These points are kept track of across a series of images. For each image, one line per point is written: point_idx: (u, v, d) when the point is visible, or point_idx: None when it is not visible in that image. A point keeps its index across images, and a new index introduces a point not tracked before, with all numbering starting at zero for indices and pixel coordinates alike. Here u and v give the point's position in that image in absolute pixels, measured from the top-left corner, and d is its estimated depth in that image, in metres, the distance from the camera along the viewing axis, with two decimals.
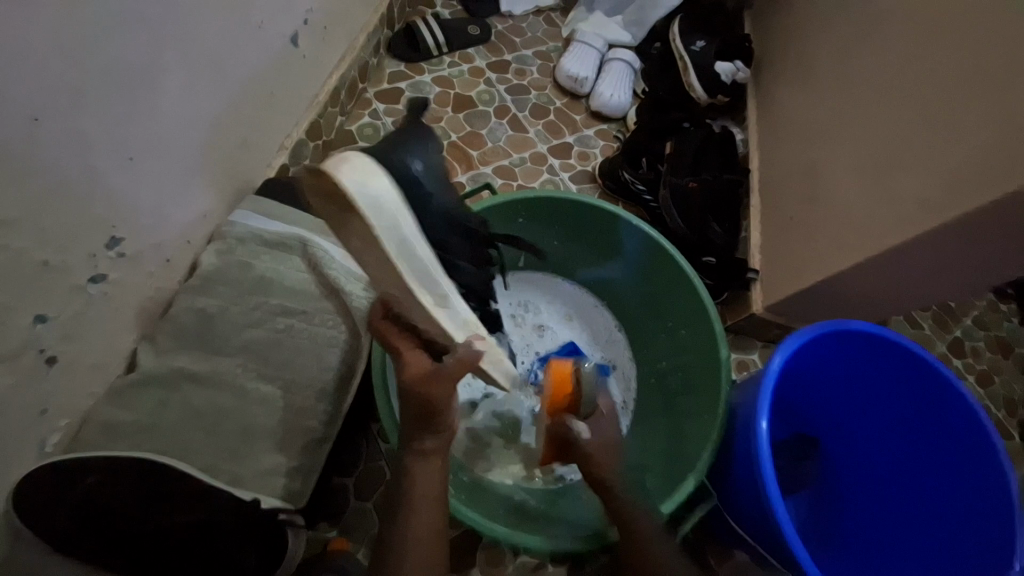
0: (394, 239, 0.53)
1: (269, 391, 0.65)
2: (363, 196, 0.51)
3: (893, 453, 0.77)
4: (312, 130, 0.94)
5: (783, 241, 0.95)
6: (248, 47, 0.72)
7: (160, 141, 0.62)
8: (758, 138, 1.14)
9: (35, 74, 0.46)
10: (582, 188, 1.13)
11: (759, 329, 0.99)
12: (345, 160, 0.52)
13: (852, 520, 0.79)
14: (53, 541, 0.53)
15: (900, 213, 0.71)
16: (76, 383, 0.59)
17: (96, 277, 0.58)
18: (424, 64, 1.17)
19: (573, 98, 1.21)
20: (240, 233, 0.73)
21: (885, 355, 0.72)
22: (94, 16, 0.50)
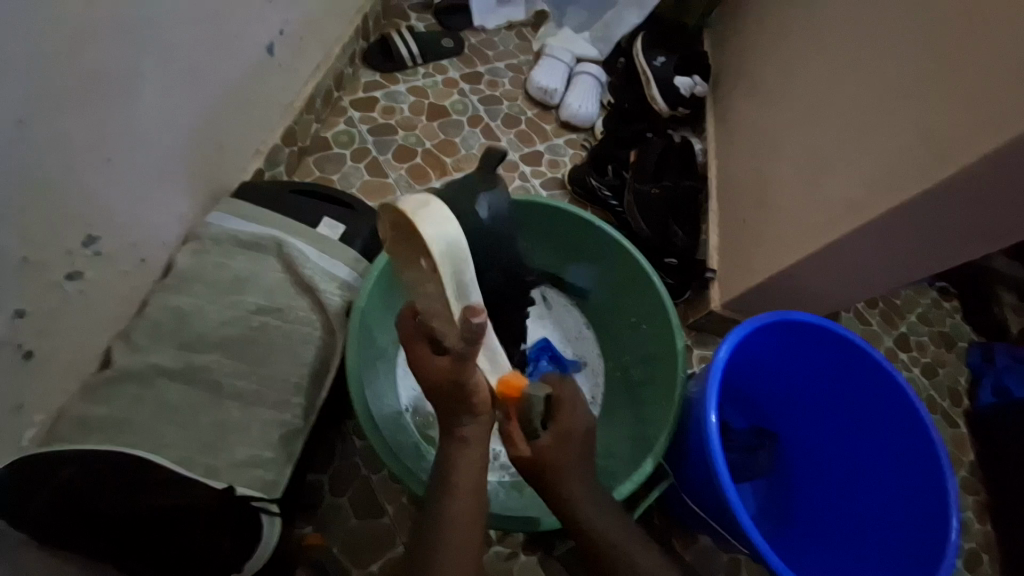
0: (452, 278, 0.47)
1: (243, 386, 0.67)
2: (437, 237, 0.45)
3: (838, 436, 0.83)
4: (287, 136, 0.97)
5: (737, 243, 1.02)
6: (225, 56, 0.75)
7: (139, 146, 0.64)
8: (716, 148, 1.21)
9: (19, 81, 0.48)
10: (552, 194, 1.18)
11: (719, 327, 1.06)
12: (426, 204, 0.47)
13: (803, 499, 0.86)
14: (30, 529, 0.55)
15: (835, 214, 0.78)
16: (51, 378, 0.61)
17: (72, 275, 0.59)
18: (398, 75, 1.21)
19: (543, 109, 1.27)
20: (217, 234, 0.76)
21: (826, 344, 0.78)
22: (78, 24, 0.52)
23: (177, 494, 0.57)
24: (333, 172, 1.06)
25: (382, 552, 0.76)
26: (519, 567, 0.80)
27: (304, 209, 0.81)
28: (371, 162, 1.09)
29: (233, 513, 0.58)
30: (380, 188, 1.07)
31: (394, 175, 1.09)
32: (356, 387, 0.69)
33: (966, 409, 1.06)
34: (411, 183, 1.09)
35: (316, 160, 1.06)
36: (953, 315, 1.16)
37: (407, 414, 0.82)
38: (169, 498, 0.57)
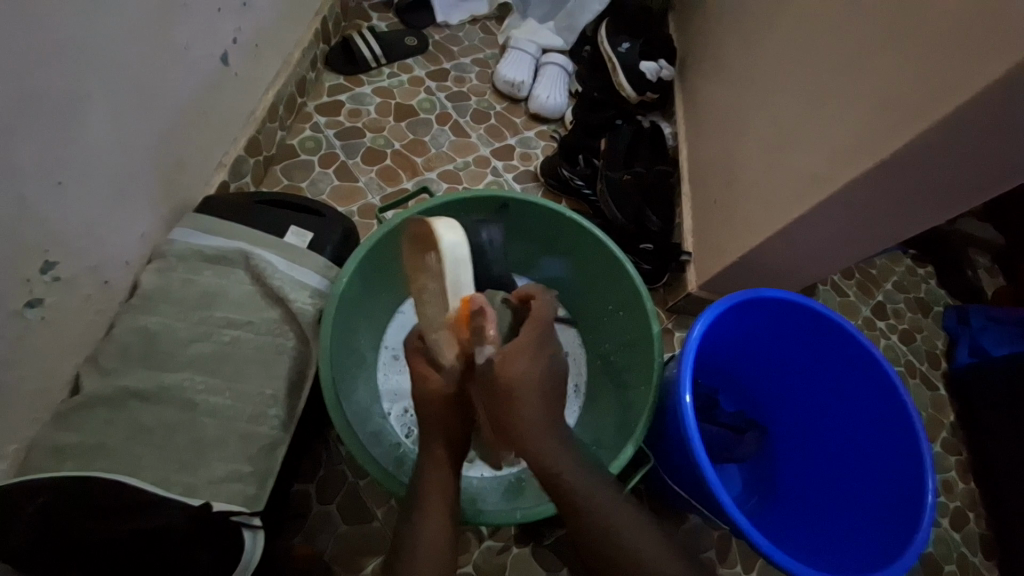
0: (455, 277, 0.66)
1: (218, 401, 0.66)
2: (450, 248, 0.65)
3: (817, 409, 0.85)
4: (251, 146, 0.96)
5: (711, 224, 1.03)
6: (177, 69, 0.73)
7: (89, 168, 0.63)
8: (686, 131, 1.22)
9: None
10: (526, 187, 1.17)
11: (698, 308, 1.07)
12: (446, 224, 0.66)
13: (785, 472, 0.87)
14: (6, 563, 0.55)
15: (800, 189, 0.79)
16: (19, 408, 0.60)
17: (33, 303, 0.58)
18: (363, 76, 1.20)
19: (512, 102, 1.26)
20: (181, 251, 0.75)
21: (800, 319, 0.79)
22: (14, 47, 0.50)
23: (156, 514, 0.57)
24: (302, 180, 1.05)
25: (373, 556, 0.76)
26: (512, 561, 0.81)
27: (270, 219, 0.80)
28: (340, 167, 1.08)
29: (210, 530, 0.58)
30: (350, 193, 1.06)
31: (364, 178, 1.08)
32: (332, 393, 0.68)
33: (943, 371, 1.09)
34: (382, 186, 1.08)
35: (284, 168, 1.05)
36: (928, 281, 1.18)
37: (391, 418, 0.82)
38: (146, 520, 0.56)
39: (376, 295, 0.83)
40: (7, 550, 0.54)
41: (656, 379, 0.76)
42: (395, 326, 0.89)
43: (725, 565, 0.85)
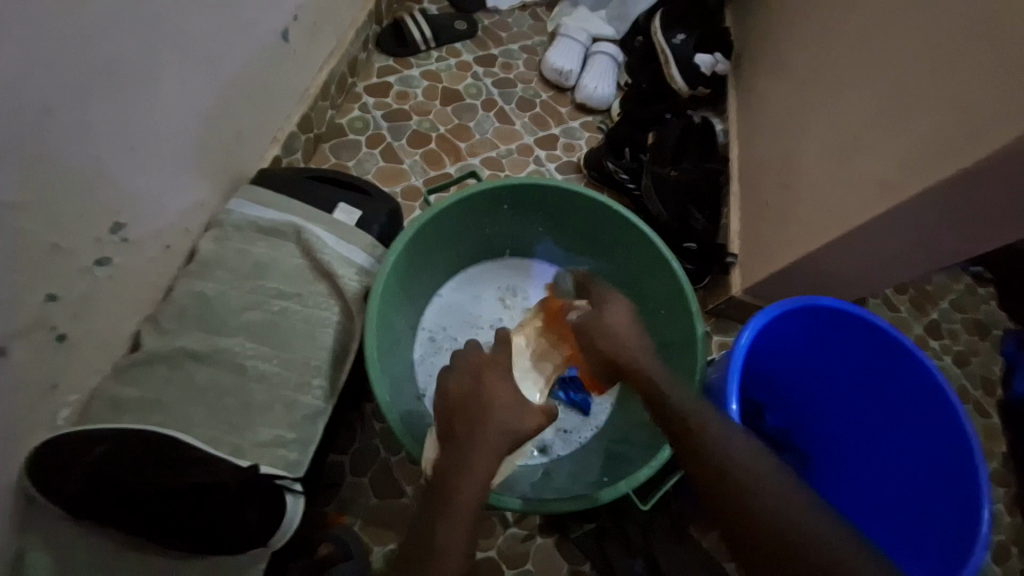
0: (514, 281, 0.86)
1: (267, 368, 0.69)
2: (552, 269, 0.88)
3: (866, 429, 0.81)
4: (303, 123, 0.98)
5: (760, 227, 1.00)
6: (241, 43, 0.75)
7: (157, 134, 0.65)
8: (738, 129, 1.18)
9: (42, 67, 0.48)
10: (568, 178, 1.16)
11: (738, 311, 1.04)
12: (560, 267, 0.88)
13: (828, 491, 0.84)
14: (67, 505, 0.57)
15: (864, 194, 0.75)
16: (86, 361, 0.63)
17: (102, 261, 0.61)
18: (412, 59, 1.20)
19: (558, 91, 1.25)
20: (238, 221, 0.77)
21: (852, 332, 0.77)
22: (97, 10, 0.52)
23: (207, 470, 0.59)
24: (349, 159, 1.06)
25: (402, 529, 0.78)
26: (536, 550, 0.81)
27: (321, 195, 0.82)
28: (385, 148, 1.09)
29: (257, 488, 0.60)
30: (395, 174, 1.07)
31: (409, 161, 1.09)
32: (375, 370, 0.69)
33: (999, 398, 1.03)
34: (426, 169, 1.09)
35: (332, 147, 1.06)
36: (989, 302, 1.11)
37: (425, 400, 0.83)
38: (200, 475, 0.59)
39: (419, 278, 0.84)
40: (72, 492, 0.57)
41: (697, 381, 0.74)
42: (434, 309, 0.90)
43: None
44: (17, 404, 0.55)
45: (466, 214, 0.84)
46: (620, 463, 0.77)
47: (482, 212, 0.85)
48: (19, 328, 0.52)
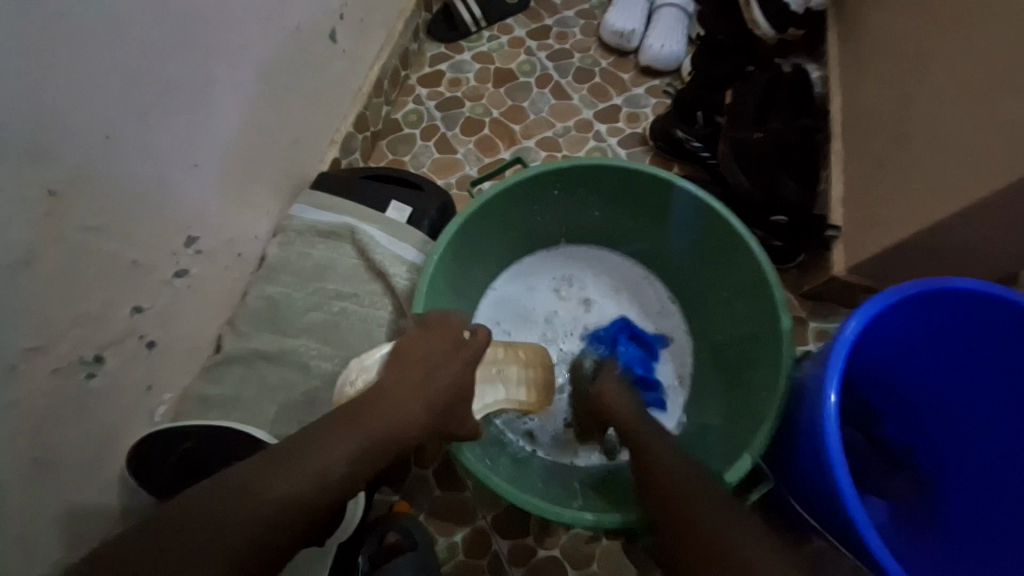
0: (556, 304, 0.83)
1: (329, 367, 0.73)
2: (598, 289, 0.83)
3: (1020, 447, 0.65)
4: (359, 123, 0.99)
5: (870, 192, 0.82)
6: (290, 51, 0.77)
7: (219, 152, 0.69)
8: (841, 75, 0.98)
9: (99, 97, 0.52)
10: (633, 152, 1.06)
11: (843, 294, 0.88)
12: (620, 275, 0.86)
13: (958, 515, 0.69)
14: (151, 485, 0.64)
15: (1020, 143, 0.58)
16: (176, 363, 0.69)
17: (180, 273, 0.67)
18: (463, 42, 1.16)
19: (620, 56, 1.13)
20: (299, 226, 0.80)
21: (1001, 321, 0.61)
22: (142, 37, 0.55)
23: None
24: (405, 154, 1.06)
25: (466, 521, 0.79)
26: (602, 553, 0.77)
27: (373, 194, 0.82)
28: (440, 139, 1.07)
29: None
30: (450, 165, 1.05)
31: (463, 150, 1.06)
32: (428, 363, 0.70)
33: None
34: (480, 157, 1.06)
35: (389, 143, 1.07)
36: None
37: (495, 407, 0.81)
38: None
39: (471, 273, 0.82)
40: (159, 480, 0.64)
41: (784, 381, 0.64)
42: (489, 303, 0.87)
43: None
44: (120, 404, 0.62)
45: (514, 202, 0.79)
46: None
47: (533, 200, 0.80)
48: (112, 337, 0.59)
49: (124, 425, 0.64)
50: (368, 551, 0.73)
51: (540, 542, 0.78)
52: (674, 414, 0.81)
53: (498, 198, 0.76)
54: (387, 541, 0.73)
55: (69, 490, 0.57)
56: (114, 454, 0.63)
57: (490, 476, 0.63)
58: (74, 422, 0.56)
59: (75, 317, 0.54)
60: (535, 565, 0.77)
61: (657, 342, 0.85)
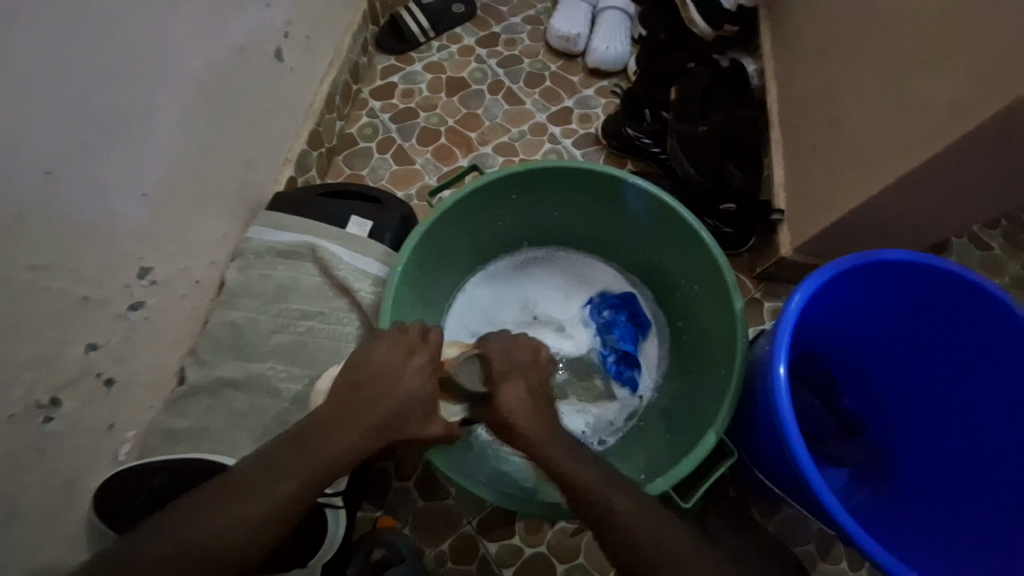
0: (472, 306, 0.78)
1: (299, 388, 0.72)
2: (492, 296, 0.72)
3: (954, 398, 0.70)
4: (313, 140, 0.98)
5: (807, 176, 0.88)
6: (235, 72, 0.76)
7: (169, 179, 0.68)
8: (774, 67, 1.04)
9: (34, 132, 0.51)
10: (587, 151, 1.09)
11: (792, 273, 0.93)
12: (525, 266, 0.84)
13: (908, 464, 0.74)
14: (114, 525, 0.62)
15: (931, 123, 0.64)
16: (136, 399, 0.67)
17: (135, 306, 0.65)
18: (414, 54, 1.17)
19: (568, 59, 1.17)
20: (257, 247, 0.79)
21: (928, 285, 0.66)
22: (77, 68, 0.54)
23: None
24: (363, 167, 1.06)
25: (451, 529, 0.80)
26: (587, 543, 0.79)
27: (332, 209, 0.82)
28: (396, 151, 1.08)
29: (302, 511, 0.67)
30: (409, 176, 1.05)
31: (421, 160, 1.07)
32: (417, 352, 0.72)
33: None
34: (438, 166, 1.07)
35: (345, 158, 1.06)
36: None
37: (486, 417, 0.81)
38: None
39: (436, 281, 0.83)
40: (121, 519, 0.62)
41: (741, 360, 0.67)
42: (458, 307, 0.88)
43: (827, 559, 0.79)
44: (79, 446, 0.60)
45: (473, 209, 0.80)
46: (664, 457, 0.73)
47: (492, 205, 0.81)
48: (67, 378, 0.57)
49: (87, 468, 0.61)
50: (356, 567, 0.73)
51: (527, 540, 0.79)
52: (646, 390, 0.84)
53: (456, 206, 0.77)
54: (375, 556, 0.73)
55: (30, 540, 0.55)
56: (77, 499, 0.61)
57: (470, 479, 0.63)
58: (32, 469, 0.54)
59: (27, 360, 0.52)
60: (523, 563, 0.78)
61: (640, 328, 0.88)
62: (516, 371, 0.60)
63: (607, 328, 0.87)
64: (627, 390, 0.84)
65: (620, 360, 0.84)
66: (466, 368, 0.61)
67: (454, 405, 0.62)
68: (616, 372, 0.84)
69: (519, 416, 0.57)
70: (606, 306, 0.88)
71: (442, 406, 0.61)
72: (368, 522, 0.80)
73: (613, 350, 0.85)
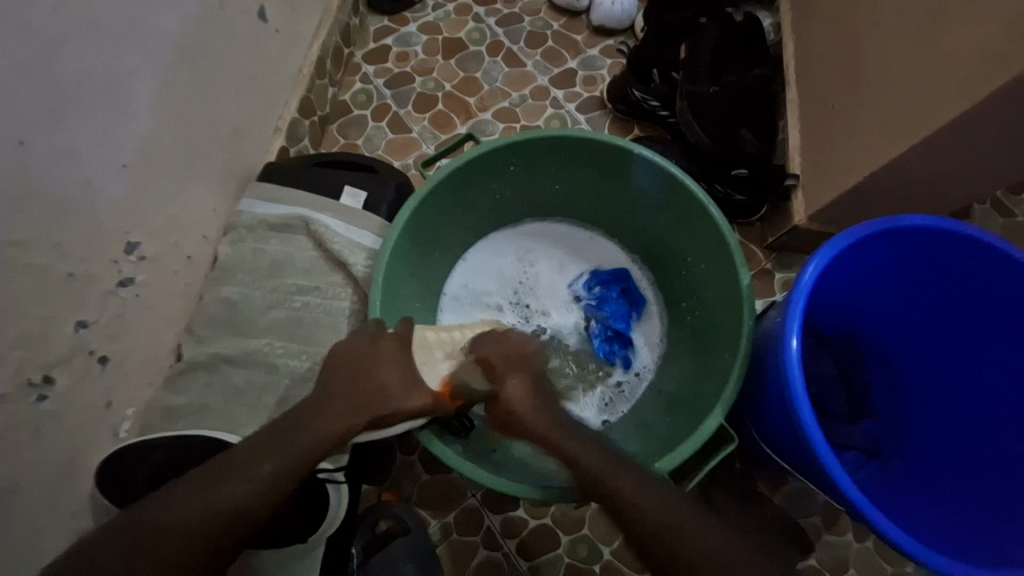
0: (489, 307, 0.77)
1: (297, 365, 0.71)
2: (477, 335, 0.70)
3: (973, 371, 0.68)
4: (304, 108, 0.94)
5: (823, 139, 0.83)
6: (215, 34, 0.72)
7: (151, 148, 0.65)
8: (793, 21, 0.97)
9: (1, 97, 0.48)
10: (592, 116, 1.04)
11: (804, 242, 0.90)
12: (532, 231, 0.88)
13: (919, 433, 0.73)
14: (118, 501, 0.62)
15: (963, 77, 0.59)
16: (133, 376, 0.67)
17: (125, 282, 0.63)
18: (408, 13, 1.10)
19: (572, 16, 1.10)
20: (249, 221, 0.77)
21: (951, 252, 0.63)
22: (43, 28, 0.50)
23: None
24: (357, 137, 1.02)
25: (456, 502, 0.80)
26: (591, 515, 0.79)
27: (325, 180, 0.79)
28: (392, 119, 1.03)
29: (302, 486, 0.67)
30: (405, 146, 1.01)
31: (417, 128, 1.02)
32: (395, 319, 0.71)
33: None
34: (436, 134, 1.02)
35: (339, 127, 1.02)
36: None
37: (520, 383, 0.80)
38: None
39: (432, 257, 0.80)
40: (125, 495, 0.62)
41: (747, 337, 0.65)
42: (458, 275, 0.86)
43: (831, 530, 0.79)
44: (78, 424, 0.60)
45: (471, 179, 0.76)
46: (660, 440, 0.72)
47: (489, 176, 0.77)
48: (59, 356, 0.56)
49: (87, 444, 0.61)
50: (363, 539, 0.74)
51: (532, 513, 0.79)
52: (640, 366, 0.83)
53: (453, 177, 0.73)
54: (381, 529, 0.75)
55: (33, 516, 0.55)
56: (80, 475, 0.61)
57: (459, 460, 0.61)
58: (29, 447, 0.54)
59: (16, 339, 0.51)
60: (527, 535, 0.79)
61: (641, 305, 0.86)
62: (513, 366, 0.61)
63: (599, 304, 0.84)
64: (619, 366, 0.82)
65: (611, 339, 0.83)
66: (469, 371, 0.62)
67: (453, 366, 0.64)
68: (607, 348, 0.82)
69: (517, 404, 0.57)
70: (598, 282, 0.86)
71: (439, 367, 0.63)
72: (373, 495, 0.81)
73: (603, 328, 0.83)
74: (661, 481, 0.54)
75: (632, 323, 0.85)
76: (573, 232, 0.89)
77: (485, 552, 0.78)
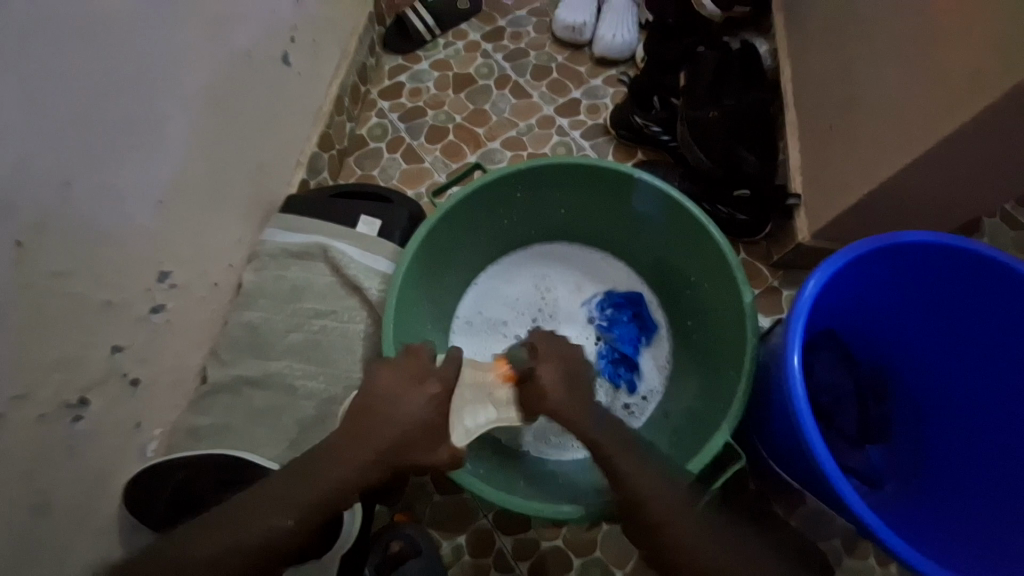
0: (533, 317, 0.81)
1: (314, 386, 0.74)
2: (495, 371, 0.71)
3: (987, 386, 0.67)
4: (323, 142, 1.00)
5: (823, 159, 0.85)
6: (243, 79, 0.78)
7: (182, 183, 0.70)
8: (789, 46, 1.01)
9: (49, 141, 0.53)
10: (596, 142, 1.08)
11: (811, 259, 0.90)
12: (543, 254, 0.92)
13: (937, 451, 0.71)
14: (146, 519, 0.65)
15: (952, 97, 0.61)
16: (161, 397, 0.70)
17: (156, 308, 0.68)
18: (420, 52, 1.17)
19: (575, 49, 1.15)
20: (271, 249, 0.82)
21: (955, 267, 0.63)
22: (90, 80, 0.56)
23: None
24: (373, 168, 1.07)
25: (467, 523, 0.80)
26: (604, 537, 0.79)
27: (341, 210, 0.84)
28: (405, 150, 1.08)
29: None
30: (418, 175, 1.06)
31: (430, 157, 1.08)
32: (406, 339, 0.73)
33: None
34: (447, 163, 1.07)
35: (356, 159, 1.08)
36: None
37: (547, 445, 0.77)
38: None
39: (444, 280, 0.83)
40: (153, 513, 0.65)
41: (752, 356, 0.66)
42: (470, 297, 0.90)
43: (853, 555, 0.77)
44: (109, 444, 0.63)
45: (479, 206, 0.80)
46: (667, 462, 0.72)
47: (496, 203, 0.81)
48: (95, 378, 0.60)
49: (117, 465, 0.64)
50: (375, 561, 0.74)
51: (543, 534, 0.79)
52: (649, 393, 0.83)
53: (461, 203, 0.77)
54: (392, 550, 0.75)
55: (65, 533, 0.58)
56: (109, 494, 0.64)
57: (477, 485, 0.62)
58: (64, 465, 0.57)
59: (57, 362, 0.55)
60: (539, 557, 0.78)
61: (650, 330, 0.87)
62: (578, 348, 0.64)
63: (608, 326, 0.86)
64: (627, 392, 0.83)
65: (618, 362, 0.84)
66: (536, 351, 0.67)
67: (475, 410, 0.66)
68: (614, 373, 0.83)
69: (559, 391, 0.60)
70: (608, 305, 0.88)
71: (465, 412, 0.65)
72: (386, 515, 0.82)
73: (611, 350, 0.85)
74: (668, 499, 0.55)
75: (639, 348, 0.86)
76: (580, 256, 0.91)
77: (498, 574, 0.78)
